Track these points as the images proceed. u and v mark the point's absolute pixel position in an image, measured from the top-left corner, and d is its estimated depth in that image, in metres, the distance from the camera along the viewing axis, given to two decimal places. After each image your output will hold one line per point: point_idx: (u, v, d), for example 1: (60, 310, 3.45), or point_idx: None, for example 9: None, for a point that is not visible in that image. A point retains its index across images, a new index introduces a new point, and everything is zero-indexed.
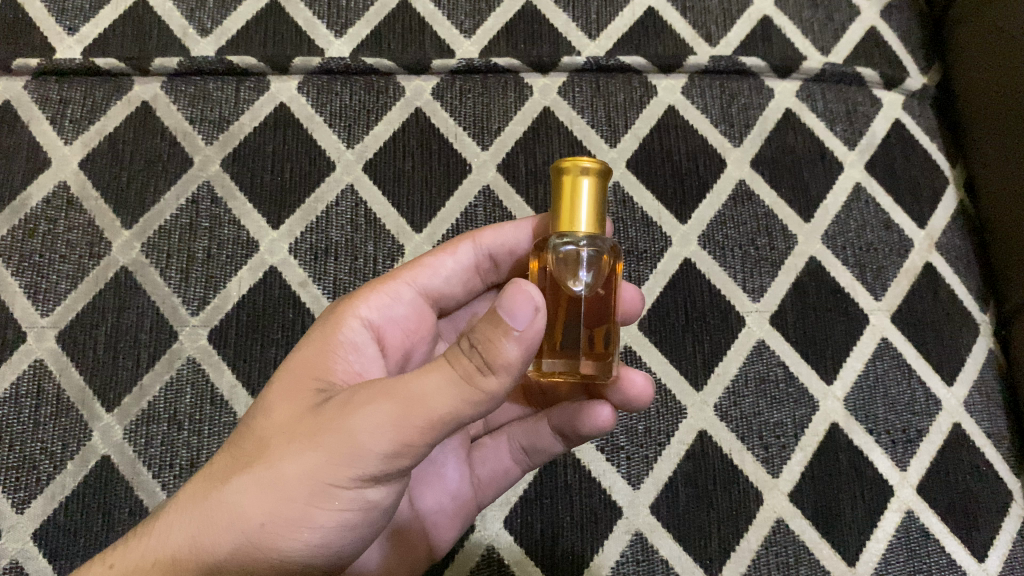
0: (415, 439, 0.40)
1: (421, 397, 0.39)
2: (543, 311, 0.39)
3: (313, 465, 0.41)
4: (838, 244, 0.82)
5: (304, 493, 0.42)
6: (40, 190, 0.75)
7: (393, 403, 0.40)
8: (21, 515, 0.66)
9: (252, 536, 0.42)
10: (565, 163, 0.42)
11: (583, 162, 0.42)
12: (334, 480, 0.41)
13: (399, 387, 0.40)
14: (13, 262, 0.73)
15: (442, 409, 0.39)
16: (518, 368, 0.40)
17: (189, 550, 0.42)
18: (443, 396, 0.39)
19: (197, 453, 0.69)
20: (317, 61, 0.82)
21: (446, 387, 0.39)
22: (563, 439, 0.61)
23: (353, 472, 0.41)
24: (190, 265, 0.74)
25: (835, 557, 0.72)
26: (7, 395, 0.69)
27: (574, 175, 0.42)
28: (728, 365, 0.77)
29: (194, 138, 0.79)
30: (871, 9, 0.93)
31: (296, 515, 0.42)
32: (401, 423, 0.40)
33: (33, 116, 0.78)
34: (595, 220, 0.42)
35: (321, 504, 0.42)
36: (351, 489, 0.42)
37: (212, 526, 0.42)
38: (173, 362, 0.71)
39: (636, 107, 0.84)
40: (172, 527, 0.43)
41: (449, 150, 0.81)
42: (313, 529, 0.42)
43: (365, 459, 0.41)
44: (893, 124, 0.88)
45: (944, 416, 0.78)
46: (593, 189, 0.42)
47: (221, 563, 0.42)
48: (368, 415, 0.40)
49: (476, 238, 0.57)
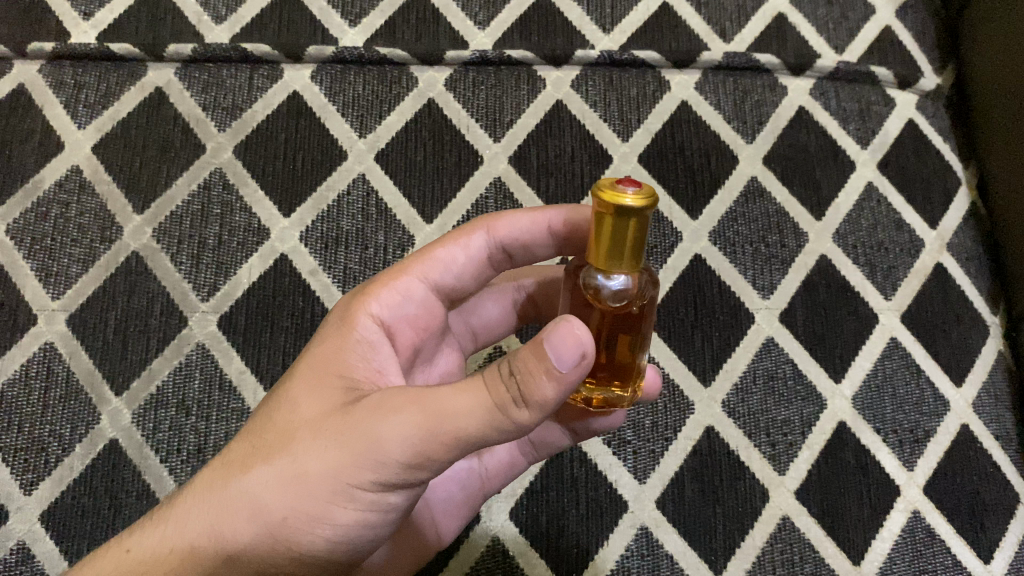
0: (436, 451, 0.40)
1: (449, 413, 0.40)
2: (589, 357, 0.39)
3: (334, 466, 0.41)
4: (849, 242, 0.82)
5: (325, 492, 0.42)
6: (52, 173, 0.76)
7: (421, 413, 0.40)
8: (29, 497, 0.66)
9: (270, 528, 0.42)
10: (603, 197, 0.35)
11: (625, 202, 0.34)
12: (354, 481, 0.42)
13: (427, 400, 0.40)
14: (25, 245, 0.73)
15: (468, 429, 0.40)
16: (552, 407, 0.41)
17: (208, 536, 0.43)
18: (471, 416, 0.40)
19: (205, 438, 0.69)
20: (330, 50, 0.82)
21: (476, 407, 0.40)
22: (575, 436, 0.61)
23: (373, 475, 0.41)
24: (201, 252, 0.74)
25: (839, 556, 0.72)
26: (17, 377, 0.69)
27: (613, 214, 0.35)
28: (736, 362, 0.76)
29: (207, 125, 0.79)
30: (887, 8, 0.93)
31: (316, 513, 0.42)
32: (428, 435, 0.40)
33: (46, 100, 0.78)
34: (632, 259, 0.37)
35: (340, 504, 0.42)
36: (370, 492, 0.42)
37: (231, 517, 0.42)
38: (182, 347, 0.71)
39: (649, 102, 0.84)
40: (190, 511, 0.44)
41: (461, 141, 0.80)
42: (331, 527, 0.43)
43: (386, 465, 0.41)
44: (906, 124, 0.88)
45: (952, 417, 0.78)
46: (634, 229, 0.36)
47: (240, 552, 0.42)
48: (393, 423, 0.41)
49: (490, 230, 0.55)
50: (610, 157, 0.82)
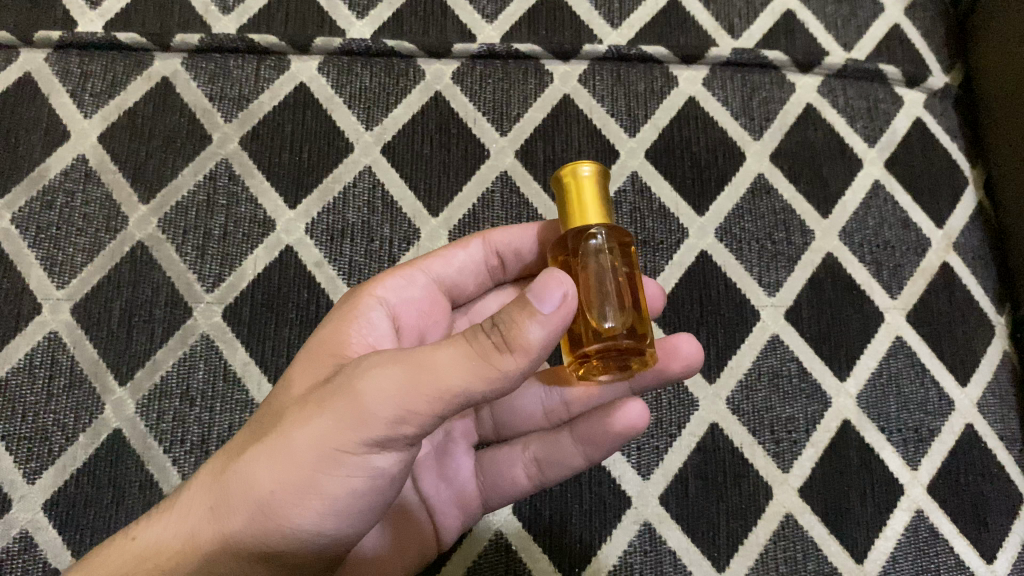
0: (422, 405, 0.40)
1: (434, 368, 0.39)
2: (572, 298, 0.39)
3: (321, 433, 0.41)
4: (856, 241, 0.82)
5: (313, 460, 0.42)
6: (58, 162, 0.75)
7: (405, 371, 0.40)
8: (33, 486, 0.66)
9: (265, 504, 0.42)
10: (564, 171, 0.44)
11: (580, 166, 0.44)
12: (340, 445, 0.41)
13: (412, 357, 0.40)
14: (30, 233, 0.73)
15: (452, 381, 0.39)
16: (537, 354, 0.40)
17: (209, 520, 0.43)
18: (454, 368, 0.39)
19: (209, 429, 0.69)
20: (338, 42, 0.81)
21: (460, 359, 0.39)
22: (588, 452, 0.58)
23: (358, 436, 0.41)
24: (206, 243, 0.74)
25: (843, 554, 0.72)
26: (21, 366, 0.69)
27: (577, 181, 0.44)
28: (741, 359, 0.76)
29: (213, 116, 0.78)
30: (895, 6, 0.93)
31: (306, 483, 0.42)
32: (412, 391, 0.40)
33: (52, 88, 0.78)
34: (603, 214, 0.44)
35: (330, 470, 0.42)
36: (357, 456, 0.42)
37: (227, 498, 0.43)
38: (187, 338, 0.71)
39: (657, 97, 0.84)
40: (192, 499, 0.44)
41: (468, 134, 0.80)
42: (324, 495, 0.42)
43: (370, 424, 0.41)
44: (914, 123, 0.88)
45: (957, 416, 0.78)
46: (595, 187, 0.44)
47: (235, 531, 0.42)
48: (376, 382, 0.40)
49: (486, 237, 0.57)
50: (617, 152, 0.82)
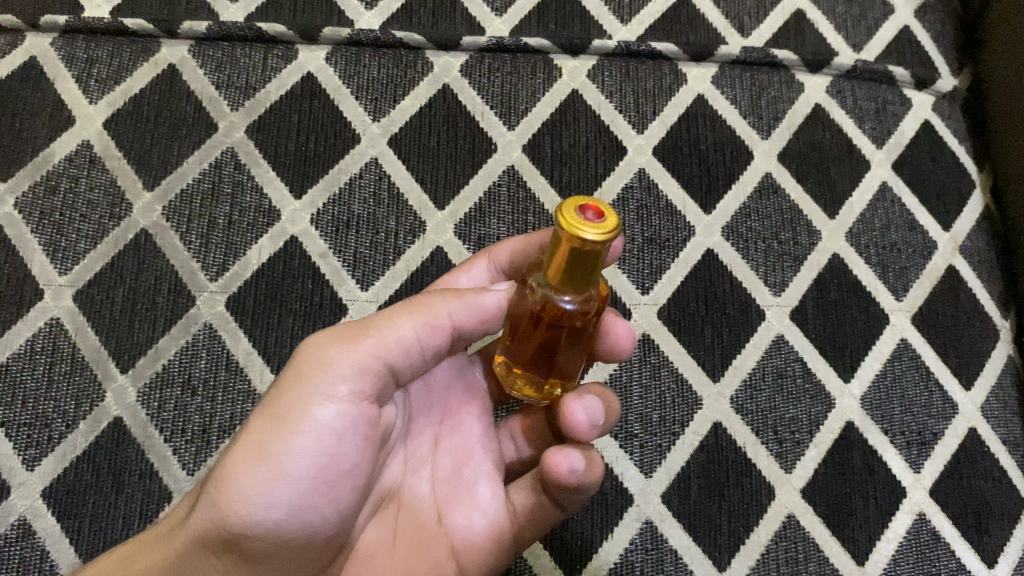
0: (358, 348, 0.46)
1: (371, 322, 0.48)
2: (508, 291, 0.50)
3: (267, 400, 0.47)
4: (862, 242, 0.82)
5: (259, 427, 0.46)
6: (63, 147, 0.75)
7: (341, 332, 0.47)
8: (32, 473, 0.65)
9: (225, 489, 0.45)
10: (565, 228, 0.36)
11: (586, 235, 0.35)
12: (283, 403, 0.46)
13: (352, 323, 0.48)
14: (32, 218, 0.72)
15: (386, 323, 0.47)
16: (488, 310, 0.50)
17: (183, 520, 0.47)
18: (388, 317, 0.48)
19: (210, 418, 0.68)
20: (346, 32, 0.81)
21: (395, 313, 0.48)
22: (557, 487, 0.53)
23: (297, 391, 0.46)
24: (211, 231, 0.74)
25: (844, 556, 0.71)
26: (21, 352, 0.69)
27: (574, 244, 0.36)
28: (746, 359, 0.76)
29: (219, 104, 0.78)
30: (906, 8, 0.93)
31: (255, 454, 0.45)
32: (350, 340, 0.47)
33: (58, 73, 0.77)
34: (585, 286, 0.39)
35: (276, 431, 0.45)
36: (298, 410, 0.46)
37: (200, 490, 0.47)
38: (190, 326, 0.71)
39: (665, 94, 0.84)
40: (180, 510, 0.49)
41: (475, 128, 0.80)
42: (280, 465, 0.45)
43: (309, 375, 0.46)
44: (922, 125, 0.87)
45: (961, 419, 0.77)
46: (595, 255, 0.37)
47: (198, 512, 0.46)
48: (314, 345, 0.47)
49: (491, 256, 0.62)
50: (624, 149, 0.81)
